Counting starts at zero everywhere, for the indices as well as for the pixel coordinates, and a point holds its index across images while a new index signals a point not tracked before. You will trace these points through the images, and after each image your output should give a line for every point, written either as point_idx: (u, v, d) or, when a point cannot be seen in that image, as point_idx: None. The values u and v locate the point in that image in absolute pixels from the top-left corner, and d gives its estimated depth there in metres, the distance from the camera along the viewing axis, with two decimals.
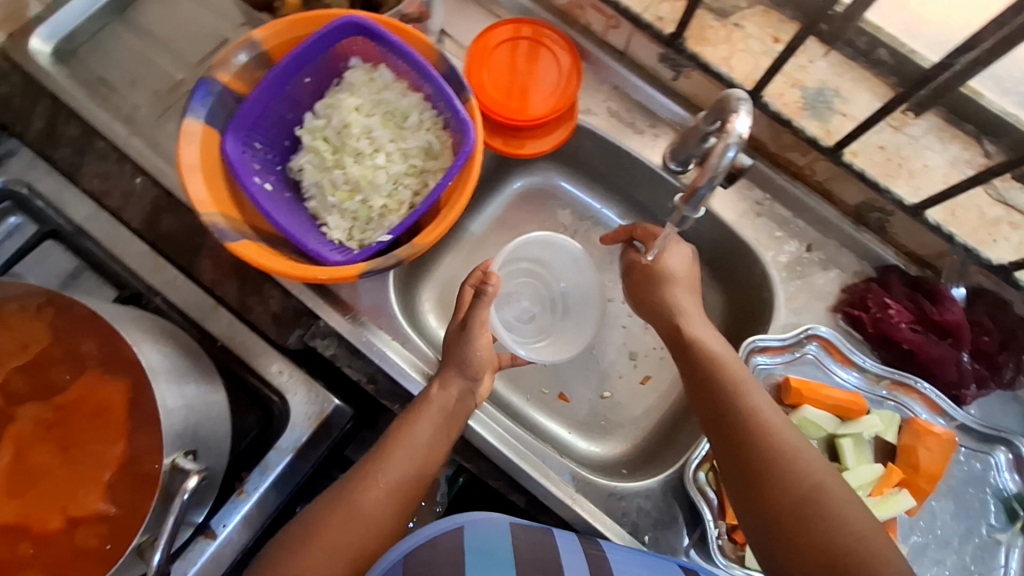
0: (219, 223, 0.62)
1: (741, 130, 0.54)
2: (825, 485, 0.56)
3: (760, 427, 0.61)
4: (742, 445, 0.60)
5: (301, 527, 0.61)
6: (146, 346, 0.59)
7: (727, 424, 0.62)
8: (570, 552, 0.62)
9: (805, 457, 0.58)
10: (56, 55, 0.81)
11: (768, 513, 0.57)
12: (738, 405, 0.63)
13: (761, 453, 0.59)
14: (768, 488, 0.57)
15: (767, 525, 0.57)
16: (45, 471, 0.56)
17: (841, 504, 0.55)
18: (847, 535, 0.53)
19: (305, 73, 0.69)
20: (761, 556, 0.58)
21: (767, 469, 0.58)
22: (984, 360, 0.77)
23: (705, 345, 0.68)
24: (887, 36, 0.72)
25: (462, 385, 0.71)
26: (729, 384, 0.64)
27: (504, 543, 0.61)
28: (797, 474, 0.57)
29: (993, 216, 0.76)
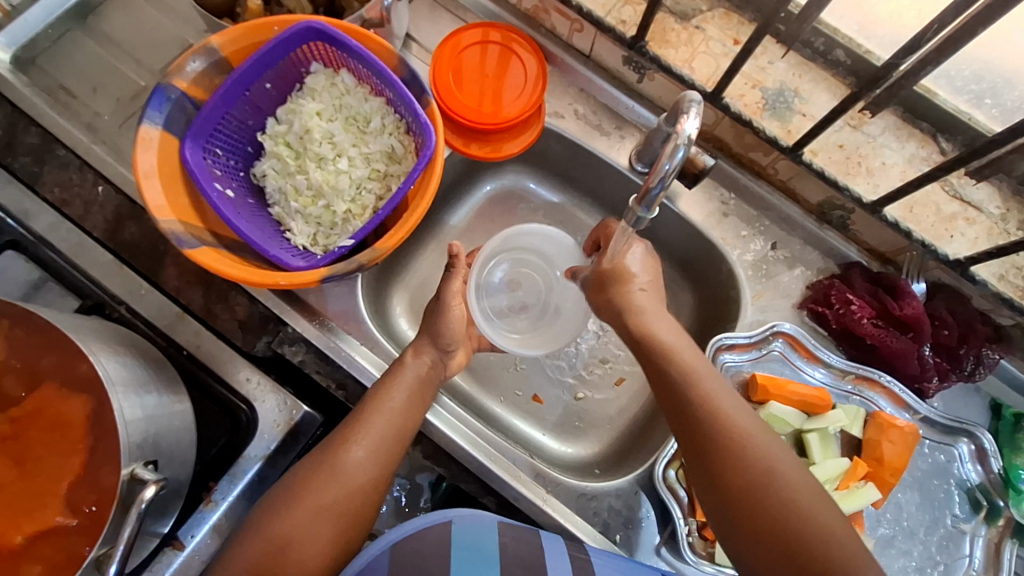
0: (177, 230, 0.62)
1: (689, 131, 0.55)
2: (779, 469, 0.56)
3: (716, 413, 0.60)
4: (702, 433, 0.60)
5: (285, 488, 0.60)
6: (103, 357, 0.58)
7: (687, 413, 0.61)
8: (557, 557, 0.61)
9: (759, 441, 0.58)
10: (15, 63, 0.81)
11: (726, 496, 0.57)
12: (692, 393, 0.62)
13: (719, 436, 0.59)
14: (727, 470, 0.57)
15: (727, 509, 0.57)
16: (1, 485, 0.55)
17: (796, 489, 0.55)
18: (802, 522, 0.53)
19: (265, 79, 0.69)
20: (736, 521, 0.57)
21: (725, 453, 0.58)
22: (944, 353, 0.79)
23: (657, 336, 0.67)
24: (843, 37, 0.75)
25: (435, 354, 0.73)
26: (681, 372, 0.64)
27: (492, 542, 0.59)
28: (753, 459, 0.57)
29: (950, 211, 0.78)
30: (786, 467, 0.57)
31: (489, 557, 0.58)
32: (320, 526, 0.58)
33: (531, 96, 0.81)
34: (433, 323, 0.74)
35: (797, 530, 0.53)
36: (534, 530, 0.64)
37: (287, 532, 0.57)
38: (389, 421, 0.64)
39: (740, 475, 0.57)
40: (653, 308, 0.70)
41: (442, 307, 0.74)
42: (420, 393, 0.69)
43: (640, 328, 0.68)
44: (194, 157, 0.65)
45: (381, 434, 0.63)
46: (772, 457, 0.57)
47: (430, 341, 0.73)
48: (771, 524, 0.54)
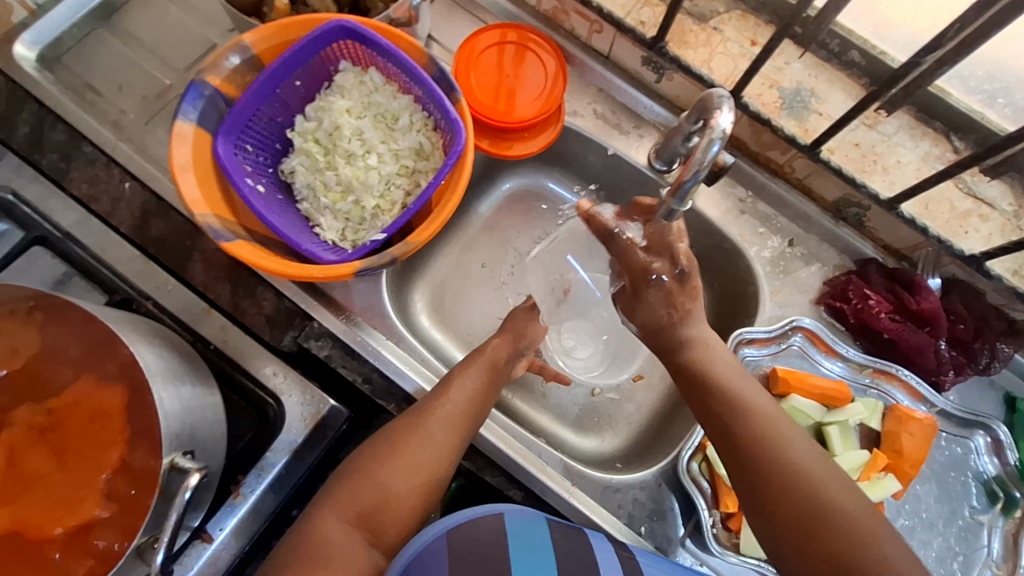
0: (213, 224, 0.63)
1: (724, 125, 0.56)
2: (825, 487, 0.57)
3: (754, 431, 0.61)
4: (737, 437, 0.61)
5: (379, 445, 0.65)
6: (142, 347, 0.59)
7: (723, 420, 0.63)
8: (604, 552, 0.63)
9: (800, 461, 0.58)
10: (41, 62, 0.81)
11: (763, 502, 0.58)
12: (734, 412, 0.63)
13: (762, 453, 0.59)
14: (769, 479, 0.58)
15: (767, 512, 0.58)
16: (40, 476, 0.56)
17: (838, 501, 0.56)
18: (844, 537, 0.54)
19: (295, 76, 0.70)
20: (770, 525, 0.58)
21: (760, 461, 0.59)
22: (960, 347, 0.80)
23: (703, 361, 0.67)
24: (859, 39, 0.78)
25: (514, 349, 0.78)
26: (726, 397, 0.64)
27: (543, 535, 0.61)
28: (792, 475, 0.58)
29: (964, 208, 0.79)
30: (835, 489, 0.57)
31: (543, 554, 0.59)
32: (414, 481, 0.64)
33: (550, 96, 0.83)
34: (517, 323, 0.80)
35: (840, 544, 0.54)
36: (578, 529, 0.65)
37: (388, 485, 0.62)
38: (468, 397, 0.70)
39: (784, 485, 0.57)
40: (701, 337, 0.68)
41: (528, 316, 0.82)
42: (493, 377, 0.74)
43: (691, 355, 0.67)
44: (226, 153, 0.65)
45: (462, 406, 0.69)
46: (817, 473, 0.58)
47: (513, 337, 0.78)
48: (817, 538, 0.55)
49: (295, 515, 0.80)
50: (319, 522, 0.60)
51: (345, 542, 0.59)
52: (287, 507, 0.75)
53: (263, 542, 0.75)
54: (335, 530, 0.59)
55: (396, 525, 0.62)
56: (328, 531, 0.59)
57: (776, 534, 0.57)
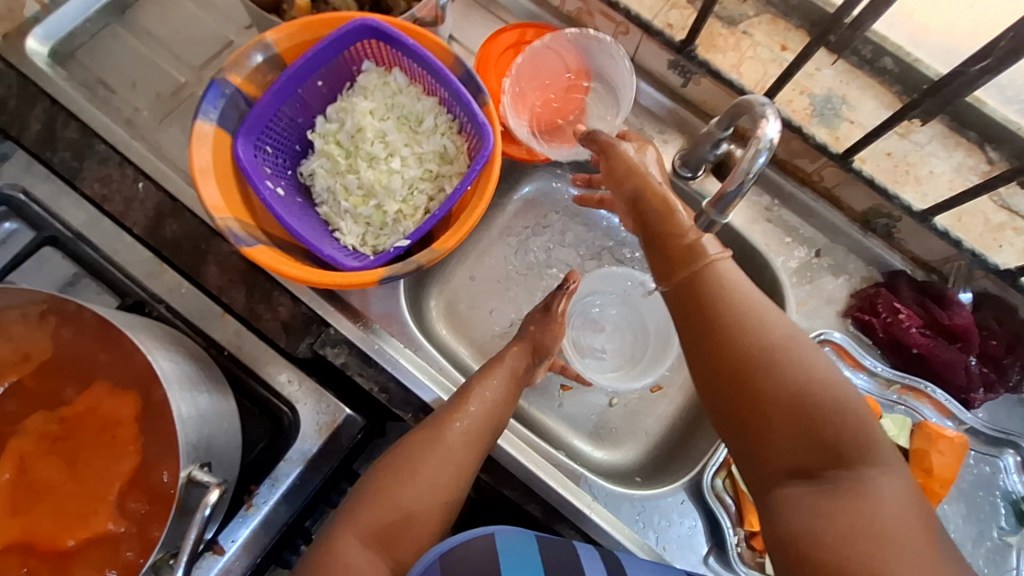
0: (234, 228, 0.61)
1: (771, 134, 0.55)
2: (790, 337, 0.52)
3: (719, 277, 0.56)
4: (705, 306, 0.55)
5: (397, 459, 0.64)
6: (158, 354, 0.57)
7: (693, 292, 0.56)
8: (591, 560, 0.60)
9: (765, 311, 0.53)
10: (53, 57, 0.79)
11: (716, 353, 0.53)
12: (708, 283, 0.55)
13: (726, 300, 0.54)
14: (731, 327, 0.52)
15: (723, 367, 0.52)
16: (51, 487, 0.54)
17: (802, 352, 0.51)
18: (808, 386, 0.49)
19: (317, 76, 0.68)
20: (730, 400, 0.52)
21: (720, 309, 0.54)
22: (991, 363, 0.78)
23: (667, 205, 0.62)
24: (893, 45, 0.77)
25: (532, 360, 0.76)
26: (702, 267, 0.57)
27: (532, 551, 0.59)
28: (757, 323, 0.52)
29: (998, 221, 0.79)
30: (801, 341, 0.52)
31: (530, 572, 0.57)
32: (433, 501, 0.62)
33: (575, 107, 0.84)
34: (534, 330, 0.77)
35: (803, 395, 0.49)
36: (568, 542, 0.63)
37: (406, 504, 0.61)
38: (487, 409, 0.68)
39: (746, 333, 0.52)
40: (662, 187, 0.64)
41: (543, 321, 0.78)
42: (514, 387, 0.73)
43: (655, 202, 0.63)
44: (246, 155, 0.64)
45: (482, 416, 0.67)
46: (782, 323, 0.53)
47: (532, 346, 0.76)
48: (776, 391, 0.49)
49: (309, 526, 0.79)
50: (337, 543, 0.59)
51: (366, 567, 0.57)
52: (300, 519, 0.73)
53: (272, 557, 0.72)
54: (355, 555, 0.58)
55: (417, 547, 0.61)
56: (349, 556, 0.58)
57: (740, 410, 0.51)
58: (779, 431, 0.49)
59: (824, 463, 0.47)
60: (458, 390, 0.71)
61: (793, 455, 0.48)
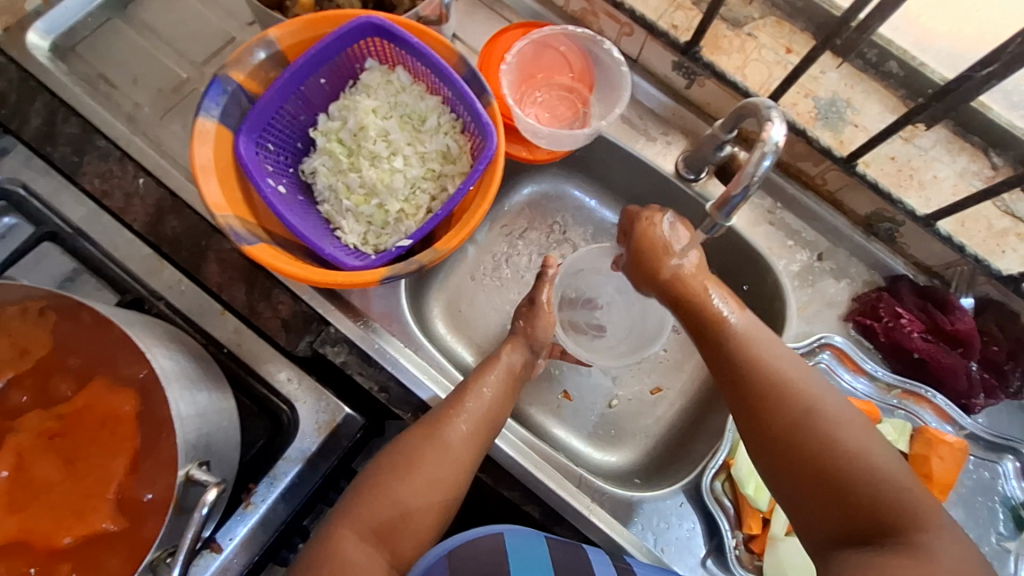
0: (234, 226, 0.61)
1: (777, 138, 0.55)
2: (819, 411, 0.57)
3: (750, 360, 0.61)
4: (746, 381, 0.60)
5: (396, 455, 0.64)
6: (157, 351, 0.57)
7: (734, 367, 0.62)
8: (602, 565, 0.63)
9: (796, 387, 0.58)
10: (54, 51, 0.79)
11: (763, 424, 0.58)
12: (744, 359, 0.61)
13: (759, 382, 0.59)
14: (765, 408, 0.58)
15: (765, 446, 0.58)
16: (48, 485, 0.53)
17: (832, 425, 0.55)
18: (840, 459, 0.54)
19: (320, 74, 0.68)
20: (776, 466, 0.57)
21: (761, 383, 0.59)
22: (992, 369, 0.78)
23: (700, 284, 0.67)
24: (898, 49, 0.77)
25: (528, 354, 0.76)
26: (738, 344, 0.62)
27: (542, 551, 0.62)
28: (787, 402, 0.58)
29: (1001, 227, 0.78)
30: (832, 413, 0.56)
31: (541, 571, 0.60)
32: (432, 499, 0.62)
33: (570, 102, 0.84)
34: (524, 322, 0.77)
35: (838, 467, 0.53)
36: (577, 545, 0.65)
37: (405, 503, 0.61)
38: (485, 407, 0.68)
39: (780, 412, 0.57)
40: (697, 274, 0.67)
41: (531, 312, 0.78)
42: (512, 385, 0.73)
43: (691, 283, 0.67)
44: (248, 152, 0.63)
45: (481, 416, 0.67)
46: (813, 397, 0.58)
47: (523, 340, 0.76)
48: (812, 466, 0.54)
49: (307, 524, 0.79)
50: (335, 538, 0.58)
51: (364, 562, 0.57)
52: (298, 518, 0.73)
53: (270, 556, 0.72)
54: (352, 550, 0.58)
55: (414, 543, 0.61)
56: (346, 551, 0.57)
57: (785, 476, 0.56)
58: (821, 502, 0.54)
59: (869, 526, 0.52)
60: (457, 388, 0.71)
61: (837, 521, 0.53)
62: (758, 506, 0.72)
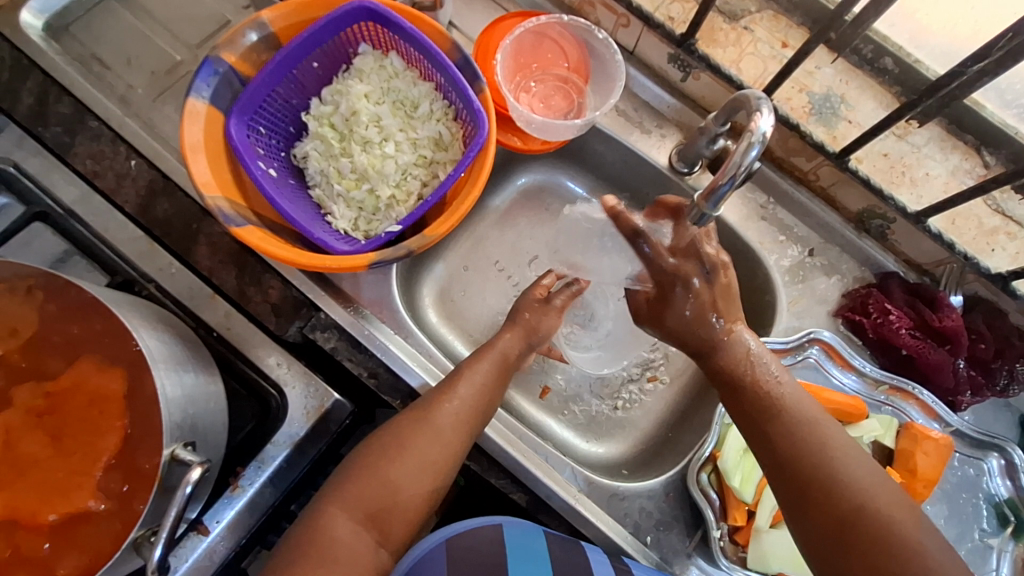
0: (223, 207, 0.61)
1: (764, 128, 0.54)
2: (837, 451, 0.57)
3: (774, 401, 0.62)
4: (788, 446, 0.59)
5: (387, 440, 0.64)
6: (145, 333, 0.56)
7: (772, 428, 0.61)
8: (600, 565, 0.64)
9: (817, 428, 0.60)
10: (47, 31, 0.78)
11: (804, 491, 0.57)
12: (783, 425, 0.60)
13: (803, 451, 0.58)
14: (808, 479, 0.57)
15: (783, 483, 0.59)
16: (35, 461, 0.53)
17: (850, 465, 0.56)
18: (885, 545, 0.51)
19: (313, 57, 0.68)
20: (811, 537, 0.56)
21: (805, 452, 0.58)
22: (979, 367, 0.78)
23: (734, 347, 0.67)
24: (893, 46, 0.77)
25: (525, 345, 0.76)
26: (779, 410, 0.62)
27: (541, 545, 0.65)
28: (807, 441, 0.59)
29: (991, 225, 0.79)
30: (849, 455, 0.57)
31: (540, 564, 0.63)
32: (419, 485, 0.62)
33: (552, 75, 0.84)
34: (527, 317, 0.78)
35: (855, 510, 0.54)
36: (576, 542, 0.67)
37: (398, 496, 0.61)
38: (475, 393, 0.68)
39: (799, 449, 0.58)
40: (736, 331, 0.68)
41: (544, 310, 0.79)
42: (503, 373, 0.72)
43: (728, 347, 0.68)
44: (239, 134, 0.63)
45: (470, 403, 0.67)
46: (856, 472, 0.56)
47: (525, 332, 0.76)
48: (847, 537, 0.53)
49: (294, 509, 0.79)
50: (322, 520, 0.59)
51: (353, 541, 0.58)
52: (287, 502, 0.73)
53: (257, 540, 0.72)
54: (343, 530, 0.58)
55: (404, 526, 0.61)
56: (337, 530, 0.58)
57: (823, 547, 0.55)
58: (836, 544, 0.54)
59: None
60: (448, 374, 0.71)
61: None
62: (744, 500, 0.71)
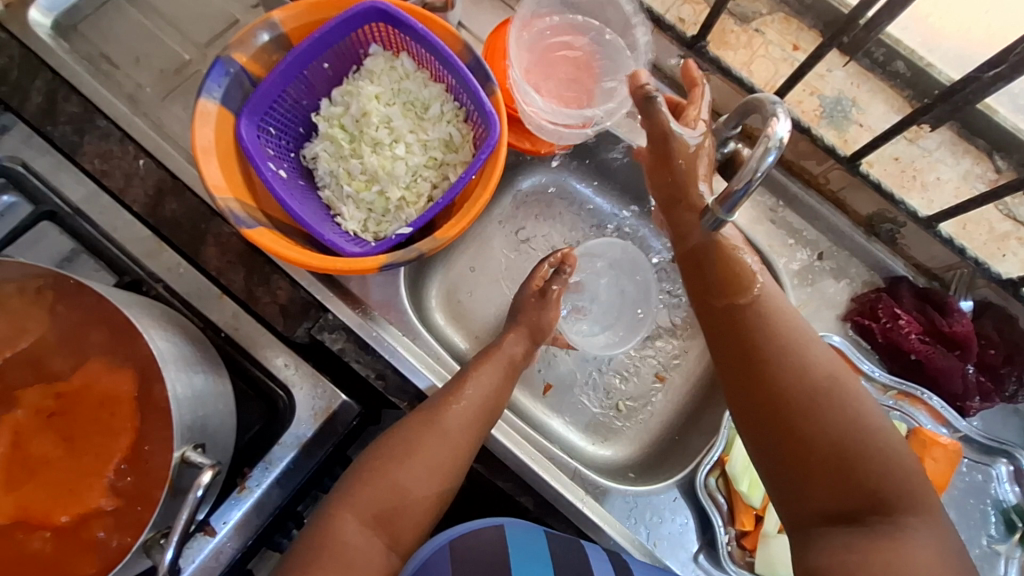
0: (235, 209, 0.61)
1: (781, 133, 0.54)
2: (841, 379, 0.53)
3: (776, 323, 0.56)
4: (753, 338, 0.56)
5: (396, 441, 0.64)
6: (155, 334, 0.56)
7: (742, 321, 0.58)
8: (598, 562, 0.64)
9: (821, 356, 0.54)
10: (56, 29, 0.78)
11: (764, 384, 0.54)
12: (753, 316, 0.57)
13: (768, 343, 0.55)
14: (771, 370, 0.54)
15: (769, 408, 0.53)
16: (46, 461, 0.53)
17: (853, 397, 0.52)
18: (843, 433, 0.50)
19: (324, 58, 0.67)
20: (760, 429, 0.54)
21: (770, 344, 0.55)
22: (988, 372, 0.78)
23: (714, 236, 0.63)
24: (906, 49, 0.77)
25: (529, 346, 0.76)
26: (751, 301, 0.58)
27: (541, 544, 0.64)
28: (809, 368, 0.53)
29: (1002, 230, 0.79)
30: (822, 360, 0.54)
31: (541, 566, 0.62)
32: (428, 487, 0.62)
33: (563, 65, 0.82)
34: (531, 315, 0.77)
35: (849, 437, 0.50)
36: (575, 541, 0.67)
37: (405, 496, 0.61)
38: (483, 394, 0.68)
39: (767, 348, 0.55)
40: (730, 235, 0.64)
41: (539, 305, 0.78)
42: (511, 375, 0.72)
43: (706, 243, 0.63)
44: (249, 135, 0.63)
45: (480, 403, 0.67)
46: (824, 366, 0.54)
47: (528, 332, 0.76)
48: (804, 424, 0.51)
49: (302, 511, 0.79)
50: (332, 523, 0.59)
51: (363, 547, 0.58)
52: (293, 502, 0.73)
53: (263, 541, 0.72)
54: (352, 533, 0.58)
55: (413, 529, 0.61)
56: (346, 535, 0.58)
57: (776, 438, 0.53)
58: (821, 472, 0.50)
59: (857, 499, 0.49)
60: (455, 375, 0.71)
61: (827, 496, 0.50)
62: (751, 504, 0.72)
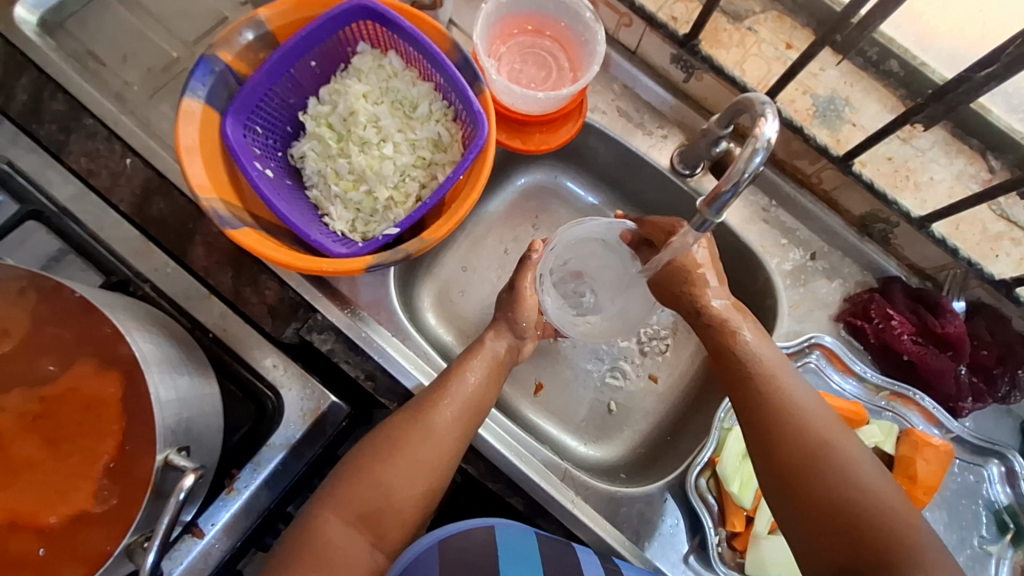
0: (218, 208, 0.60)
1: (769, 134, 0.54)
2: (840, 442, 0.58)
3: (772, 389, 0.62)
4: (758, 404, 0.62)
5: (378, 441, 0.63)
6: (138, 335, 0.56)
7: (750, 387, 0.63)
8: (591, 564, 0.64)
9: (809, 419, 0.60)
10: (42, 27, 0.77)
11: (771, 447, 0.59)
12: (759, 383, 0.63)
13: (772, 408, 0.61)
14: (777, 433, 0.60)
15: (773, 470, 0.59)
16: (30, 464, 0.53)
17: (845, 455, 0.57)
18: (843, 491, 0.55)
19: (311, 56, 0.67)
20: (774, 487, 0.59)
21: (773, 409, 0.61)
22: (981, 373, 0.78)
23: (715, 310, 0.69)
24: (899, 48, 0.76)
25: (511, 340, 0.75)
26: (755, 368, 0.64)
27: (532, 549, 0.64)
28: (810, 432, 0.59)
29: (995, 231, 0.79)
30: (820, 423, 0.59)
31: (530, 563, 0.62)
32: (414, 487, 0.62)
33: (546, 49, 0.80)
34: (508, 311, 0.76)
35: (850, 497, 0.55)
36: (568, 543, 0.67)
37: (392, 499, 0.60)
38: (469, 393, 0.67)
39: (771, 414, 0.61)
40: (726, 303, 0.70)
41: (513, 299, 0.76)
42: (495, 370, 0.72)
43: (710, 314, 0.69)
44: (235, 134, 0.63)
45: (467, 401, 0.67)
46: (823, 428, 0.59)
47: (507, 329, 0.76)
48: (810, 483, 0.57)
49: (290, 510, 0.79)
50: (317, 523, 0.58)
51: (346, 545, 0.57)
52: (283, 503, 0.72)
53: (252, 542, 0.72)
54: (336, 533, 0.58)
55: (399, 527, 0.61)
56: (329, 534, 0.57)
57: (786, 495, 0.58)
58: (822, 527, 0.55)
59: (866, 555, 0.53)
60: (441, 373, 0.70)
61: (836, 549, 0.55)
62: (742, 505, 0.71)
